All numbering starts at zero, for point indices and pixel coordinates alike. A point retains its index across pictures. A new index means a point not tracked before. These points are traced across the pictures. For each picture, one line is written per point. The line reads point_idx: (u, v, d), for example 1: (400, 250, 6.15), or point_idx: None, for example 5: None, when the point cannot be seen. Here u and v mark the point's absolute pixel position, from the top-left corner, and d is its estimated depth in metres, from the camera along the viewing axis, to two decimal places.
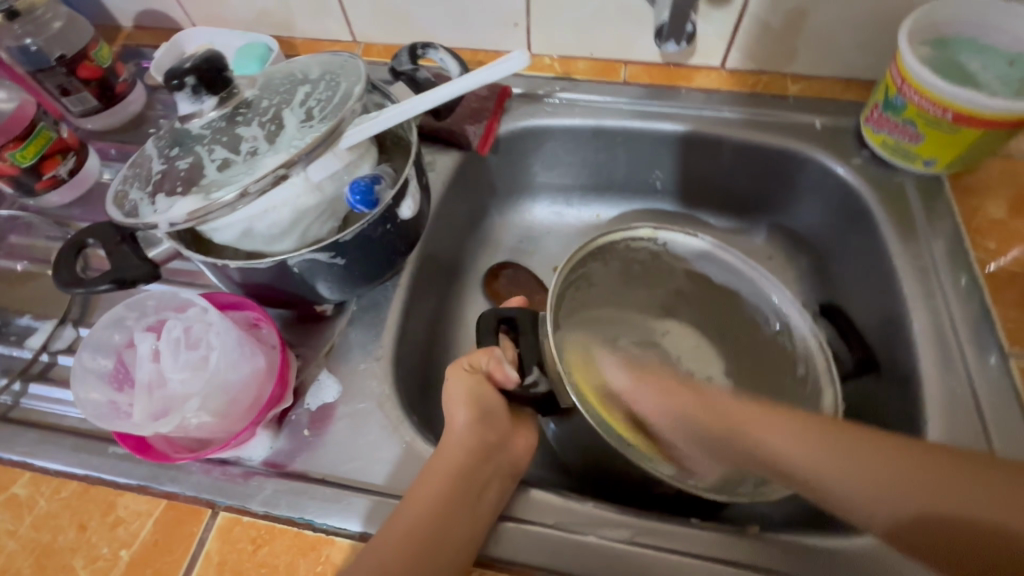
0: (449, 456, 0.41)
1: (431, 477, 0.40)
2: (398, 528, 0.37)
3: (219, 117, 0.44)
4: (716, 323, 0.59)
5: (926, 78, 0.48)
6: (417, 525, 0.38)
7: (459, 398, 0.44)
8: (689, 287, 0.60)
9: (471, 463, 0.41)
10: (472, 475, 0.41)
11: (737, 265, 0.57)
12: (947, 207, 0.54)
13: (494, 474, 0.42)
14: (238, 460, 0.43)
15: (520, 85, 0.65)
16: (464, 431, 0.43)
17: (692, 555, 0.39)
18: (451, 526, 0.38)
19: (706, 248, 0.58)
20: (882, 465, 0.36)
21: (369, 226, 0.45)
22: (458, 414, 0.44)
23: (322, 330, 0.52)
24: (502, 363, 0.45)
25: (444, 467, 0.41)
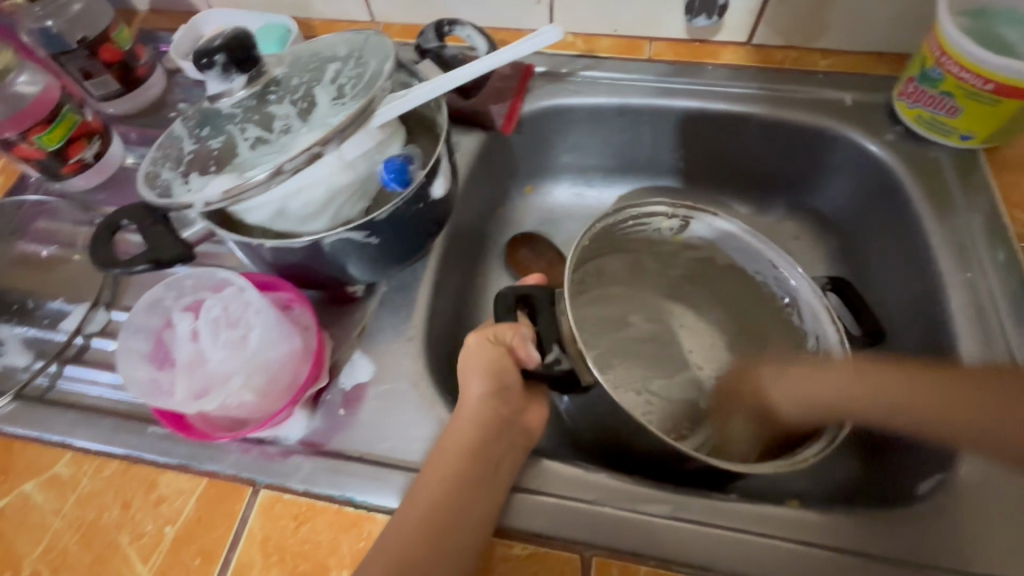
0: (462, 429, 0.41)
1: (448, 452, 0.40)
2: (422, 505, 0.38)
3: (249, 96, 0.44)
4: (732, 300, 0.60)
5: (969, 49, 0.47)
6: (440, 501, 0.38)
7: (477, 365, 0.44)
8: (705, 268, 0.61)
9: (486, 436, 0.41)
10: (486, 449, 0.40)
11: (750, 241, 0.56)
12: (983, 181, 0.53)
13: (509, 447, 0.42)
14: (275, 439, 0.44)
15: (543, 64, 0.65)
16: (478, 403, 0.42)
17: (733, 530, 0.39)
18: (469, 500, 0.38)
19: (727, 229, 0.56)
20: (936, 399, 0.38)
21: (402, 206, 0.45)
22: (473, 385, 0.43)
23: (351, 311, 0.51)
24: (526, 341, 0.45)
25: (464, 443, 0.41)
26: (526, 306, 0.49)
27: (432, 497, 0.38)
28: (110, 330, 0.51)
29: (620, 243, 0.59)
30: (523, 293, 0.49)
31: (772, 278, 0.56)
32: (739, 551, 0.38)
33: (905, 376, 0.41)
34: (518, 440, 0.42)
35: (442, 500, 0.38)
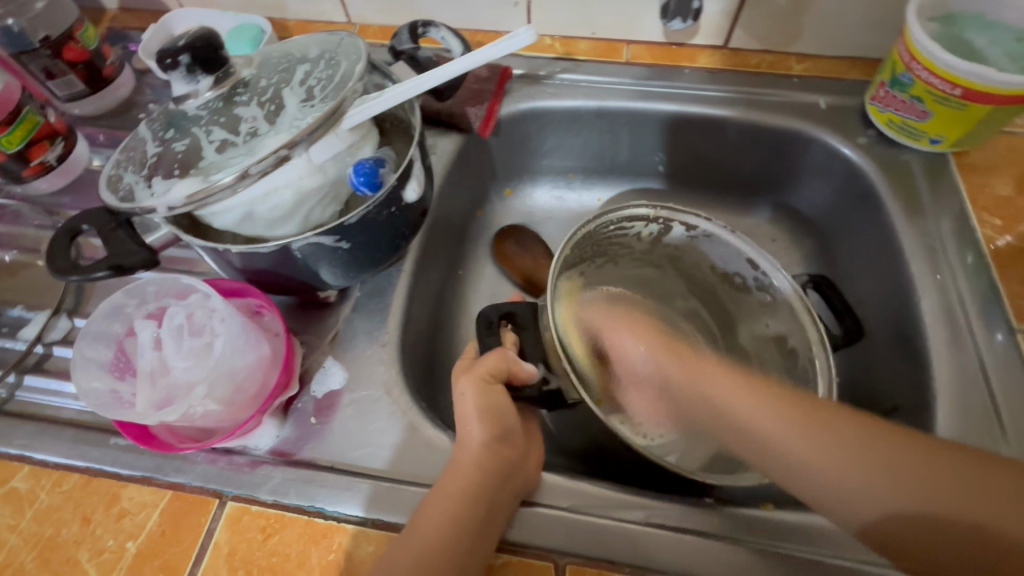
0: (467, 464, 0.39)
1: (447, 489, 0.38)
2: (409, 551, 0.35)
3: (216, 97, 0.42)
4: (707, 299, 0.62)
5: (938, 54, 0.48)
6: (426, 551, 0.35)
7: (477, 409, 0.41)
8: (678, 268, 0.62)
9: (494, 471, 0.39)
10: (490, 482, 0.38)
11: (736, 243, 0.55)
12: (953, 184, 0.54)
13: (510, 483, 0.40)
14: (243, 449, 0.43)
15: (521, 66, 0.64)
16: (482, 445, 0.40)
17: (706, 536, 0.39)
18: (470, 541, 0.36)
19: (713, 230, 0.56)
20: (868, 455, 0.35)
21: (373, 210, 0.44)
22: (475, 428, 0.41)
23: (325, 317, 0.51)
24: (520, 363, 0.43)
25: (459, 483, 0.38)
26: (509, 323, 0.48)
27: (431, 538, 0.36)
28: (74, 338, 0.50)
29: (601, 247, 0.58)
30: (505, 310, 0.48)
31: (749, 275, 0.56)
32: (715, 557, 0.38)
33: (834, 431, 0.36)
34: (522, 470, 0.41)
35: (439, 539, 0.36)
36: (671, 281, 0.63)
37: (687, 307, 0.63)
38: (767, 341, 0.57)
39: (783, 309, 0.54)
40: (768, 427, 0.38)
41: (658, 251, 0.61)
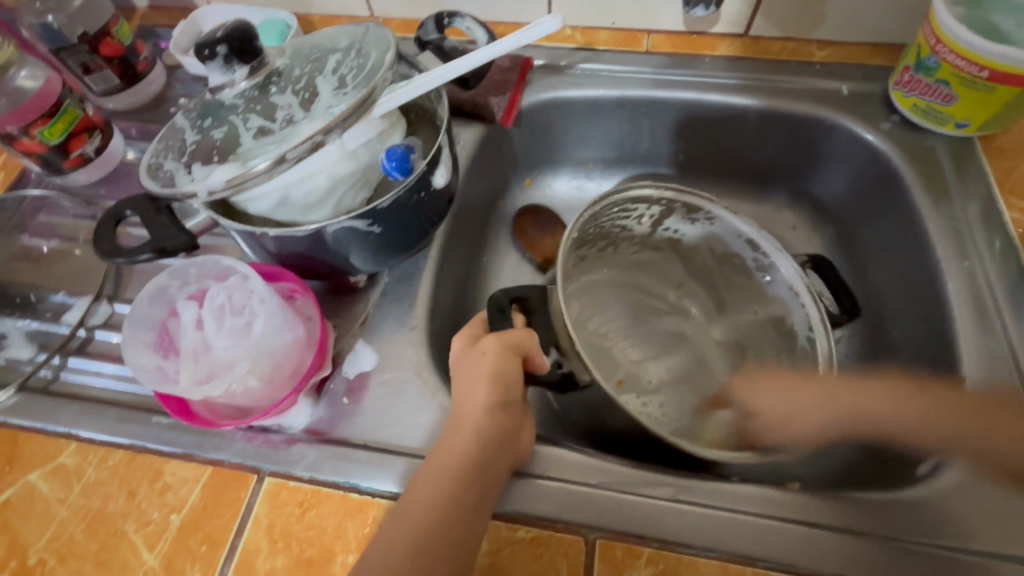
0: (464, 437, 0.39)
1: (444, 460, 0.38)
2: (416, 511, 0.36)
3: (252, 87, 0.44)
4: (716, 281, 0.62)
5: (965, 36, 0.47)
6: (427, 510, 0.35)
7: (485, 372, 0.41)
8: (679, 251, 0.62)
9: (489, 443, 0.39)
10: (487, 455, 0.38)
11: (741, 226, 0.56)
12: (979, 168, 0.54)
13: (507, 458, 0.40)
14: (279, 428, 0.44)
15: (542, 57, 0.65)
16: (483, 409, 0.40)
17: (732, 512, 0.39)
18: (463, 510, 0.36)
19: (723, 216, 0.56)
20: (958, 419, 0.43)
21: (403, 195, 0.45)
22: (481, 391, 0.41)
23: (354, 302, 0.52)
24: (539, 351, 0.43)
25: (458, 445, 0.38)
26: (520, 307, 0.47)
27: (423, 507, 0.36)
28: (113, 323, 0.51)
29: (603, 229, 0.58)
30: (518, 293, 0.47)
31: (754, 259, 0.57)
32: (742, 532, 0.39)
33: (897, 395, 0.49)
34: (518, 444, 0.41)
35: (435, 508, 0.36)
36: (670, 264, 0.64)
37: (684, 289, 0.64)
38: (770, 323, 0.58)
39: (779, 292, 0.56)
40: (878, 403, 0.49)
41: (660, 233, 0.61)
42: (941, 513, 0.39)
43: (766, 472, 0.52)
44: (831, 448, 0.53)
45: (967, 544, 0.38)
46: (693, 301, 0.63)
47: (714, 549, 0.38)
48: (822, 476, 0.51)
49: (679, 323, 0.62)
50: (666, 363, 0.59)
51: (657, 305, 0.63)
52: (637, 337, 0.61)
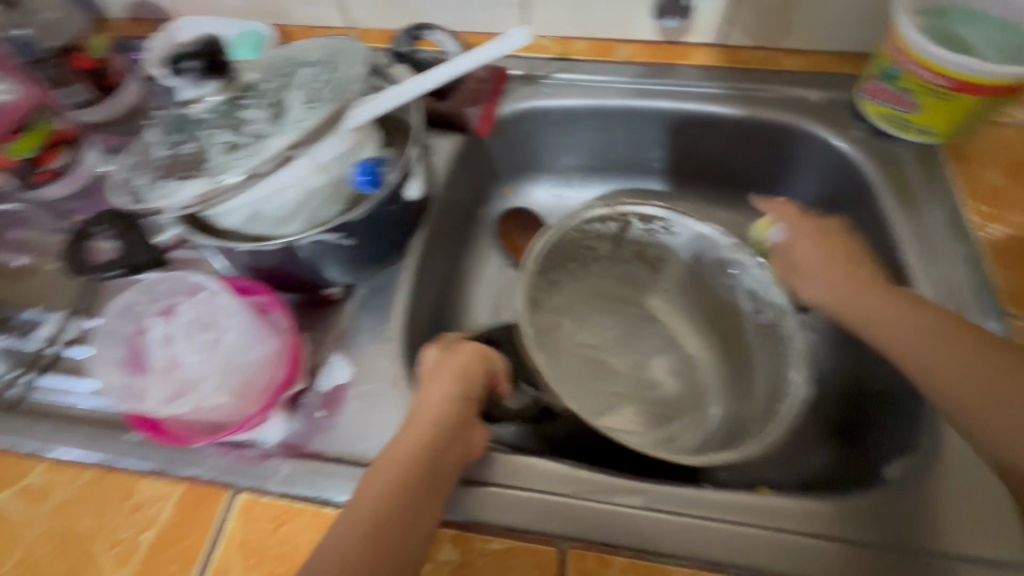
0: (417, 435, 0.39)
1: (394, 460, 0.38)
2: (366, 507, 0.35)
3: (222, 101, 0.44)
4: (688, 288, 0.63)
5: (926, 47, 0.48)
6: (376, 508, 0.35)
7: (449, 368, 0.43)
8: (651, 258, 0.63)
9: (444, 439, 0.39)
10: (439, 453, 0.39)
11: (707, 233, 0.57)
12: (944, 174, 0.55)
13: (462, 453, 0.40)
14: (252, 442, 0.44)
15: (518, 67, 0.65)
16: (444, 403, 0.41)
17: (703, 519, 0.40)
18: (412, 514, 0.36)
19: (691, 224, 0.57)
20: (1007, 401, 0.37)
21: (376, 208, 0.45)
22: (441, 386, 0.42)
23: (330, 314, 0.52)
24: (502, 373, 0.47)
25: (414, 441, 0.38)
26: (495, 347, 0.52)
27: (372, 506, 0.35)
28: (86, 338, 0.51)
29: (568, 251, 0.59)
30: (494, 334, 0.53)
31: (723, 264, 0.58)
32: (713, 537, 0.39)
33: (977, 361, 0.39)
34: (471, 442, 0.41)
35: (385, 504, 0.35)
36: (648, 275, 0.64)
37: (670, 297, 0.64)
38: (745, 326, 0.59)
39: (744, 293, 0.57)
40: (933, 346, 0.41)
41: (629, 246, 0.62)
42: (911, 514, 0.39)
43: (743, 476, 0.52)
44: (808, 452, 0.53)
45: (934, 544, 0.39)
46: (678, 308, 0.63)
47: (685, 556, 0.39)
48: (798, 477, 0.51)
49: (660, 330, 0.63)
50: (657, 372, 0.60)
51: (642, 314, 0.64)
52: (621, 350, 0.61)
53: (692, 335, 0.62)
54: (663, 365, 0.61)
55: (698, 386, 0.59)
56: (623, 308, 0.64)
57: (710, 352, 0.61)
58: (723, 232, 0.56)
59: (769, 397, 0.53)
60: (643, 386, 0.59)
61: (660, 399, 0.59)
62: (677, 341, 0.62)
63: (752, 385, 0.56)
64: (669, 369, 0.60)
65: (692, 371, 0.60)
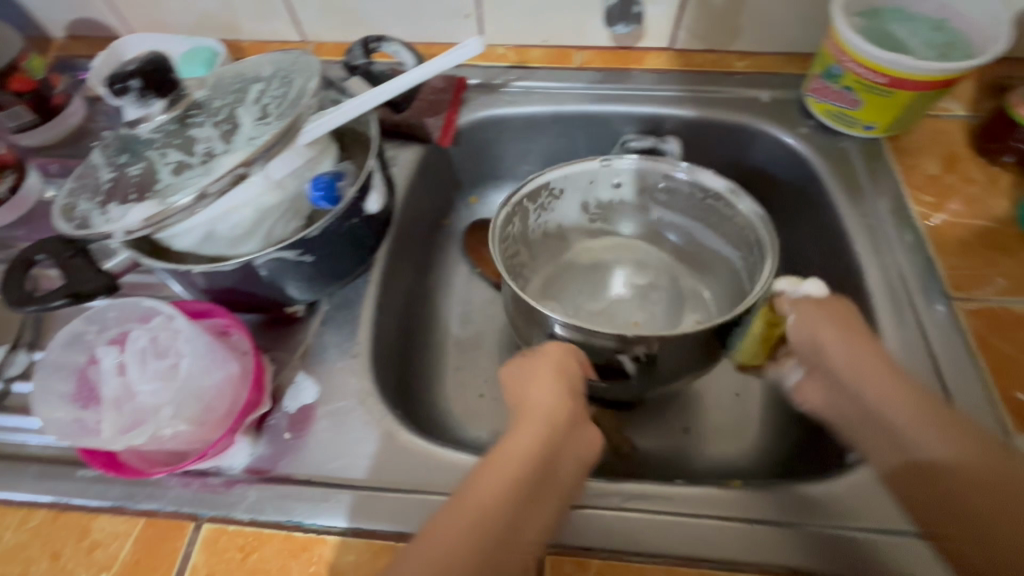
0: (530, 433, 0.37)
1: (509, 456, 0.36)
2: (469, 513, 0.33)
3: (170, 120, 0.42)
4: (597, 224, 0.65)
5: (861, 47, 0.51)
6: (490, 514, 0.33)
7: (549, 368, 0.42)
8: (564, 221, 0.64)
9: (553, 443, 0.37)
10: (551, 457, 0.37)
11: (582, 167, 0.58)
12: (887, 167, 0.57)
13: (572, 453, 0.39)
14: (217, 470, 0.42)
15: (476, 76, 0.66)
16: (552, 405, 0.39)
17: (677, 516, 0.40)
18: (525, 523, 0.34)
19: (562, 170, 0.58)
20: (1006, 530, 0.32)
21: (333, 222, 0.44)
22: (549, 386, 0.41)
23: (294, 332, 0.50)
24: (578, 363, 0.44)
25: (522, 446, 0.36)
26: None
27: (476, 509, 0.33)
28: (32, 372, 0.48)
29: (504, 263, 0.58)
30: None
31: (606, 181, 0.60)
32: (688, 534, 0.39)
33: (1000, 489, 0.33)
34: (579, 445, 0.39)
35: (490, 511, 0.33)
36: (569, 236, 0.66)
37: (585, 242, 0.66)
38: (681, 220, 0.62)
39: (645, 189, 0.61)
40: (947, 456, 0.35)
41: (545, 224, 0.63)
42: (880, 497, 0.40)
43: (711, 465, 0.54)
44: (770, 436, 0.55)
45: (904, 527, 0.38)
46: (596, 237, 0.66)
47: (660, 555, 0.39)
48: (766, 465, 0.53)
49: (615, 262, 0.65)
50: (647, 277, 0.64)
51: (591, 266, 0.65)
52: (611, 278, 0.64)
53: (641, 259, 0.65)
54: (644, 273, 0.64)
55: (682, 288, 0.63)
56: (588, 265, 0.65)
57: (669, 258, 0.65)
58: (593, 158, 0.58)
59: (747, 273, 0.57)
60: (649, 298, 0.62)
61: (669, 290, 0.63)
62: (629, 260, 0.65)
63: (711, 252, 0.62)
64: (645, 284, 0.63)
65: (671, 276, 0.64)
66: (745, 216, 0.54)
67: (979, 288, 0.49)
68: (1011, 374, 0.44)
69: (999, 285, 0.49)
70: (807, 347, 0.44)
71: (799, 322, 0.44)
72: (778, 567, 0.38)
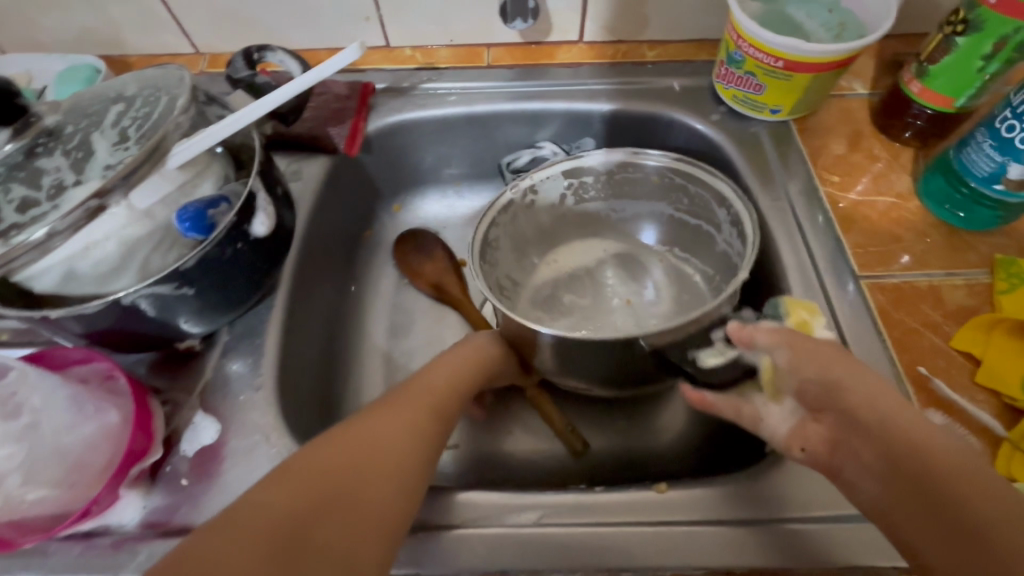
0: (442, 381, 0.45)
1: (420, 393, 0.42)
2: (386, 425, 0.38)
3: (16, 151, 0.38)
4: (548, 230, 0.64)
5: (756, 32, 0.51)
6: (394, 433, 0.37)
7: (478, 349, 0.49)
8: (512, 254, 0.62)
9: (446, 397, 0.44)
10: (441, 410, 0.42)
11: (502, 200, 0.57)
12: (797, 149, 0.58)
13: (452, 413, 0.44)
14: (105, 530, 0.39)
15: (384, 81, 0.63)
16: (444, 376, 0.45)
17: (597, 525, 0.39)
18: (408, 448, 0.37)
19: (491, 209, 0.56)
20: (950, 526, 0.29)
21: (214, 251, 0.41)
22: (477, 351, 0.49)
23: (192, 368, 0.47)
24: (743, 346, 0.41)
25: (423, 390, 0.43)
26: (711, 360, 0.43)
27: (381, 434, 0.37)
28: None
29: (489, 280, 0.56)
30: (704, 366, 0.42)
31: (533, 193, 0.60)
32: (605, 542, 0.38)
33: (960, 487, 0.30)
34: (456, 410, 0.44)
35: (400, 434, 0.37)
36: (523, 261, 0.63)
37: (560, 249, 0.65)
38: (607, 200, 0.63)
39: (582, 183, 0.61)
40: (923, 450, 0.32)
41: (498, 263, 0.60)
42: (787, 483, 0.39)
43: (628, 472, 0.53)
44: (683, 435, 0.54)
45: (806, 510, 0.38)
46: (570, 243, 0.65)
47: (576, 569, 0.37)
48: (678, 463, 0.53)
49: (585, 259, 0.65)
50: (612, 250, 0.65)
51: (563, 271, 0.64)
52: (585, 274, 0.63)
53: (598, 240, 0.66)
54: (609, 249, 0.65)
55: (647, 262, 0.64)
56: (566, 269, 0.64)
57: (620, 240, 0.66)
58: (496, 198, 0.57)
59: (703, 216, 0.59)
60: (629, 276, 0.63)
61: (641, 262, 0.64)
62: (597, 244, 0.66)
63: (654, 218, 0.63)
64: (616, 266, 0.64)
65: (638, 258, 0.64)
66: (660, 161, 0.58)
67: (883, 266, 0.49)
68: (915, 349, 0.45)
69: (902, 261, 0.50)
70: (823, 390, 0.37)
71: (796, 365, 0.38)
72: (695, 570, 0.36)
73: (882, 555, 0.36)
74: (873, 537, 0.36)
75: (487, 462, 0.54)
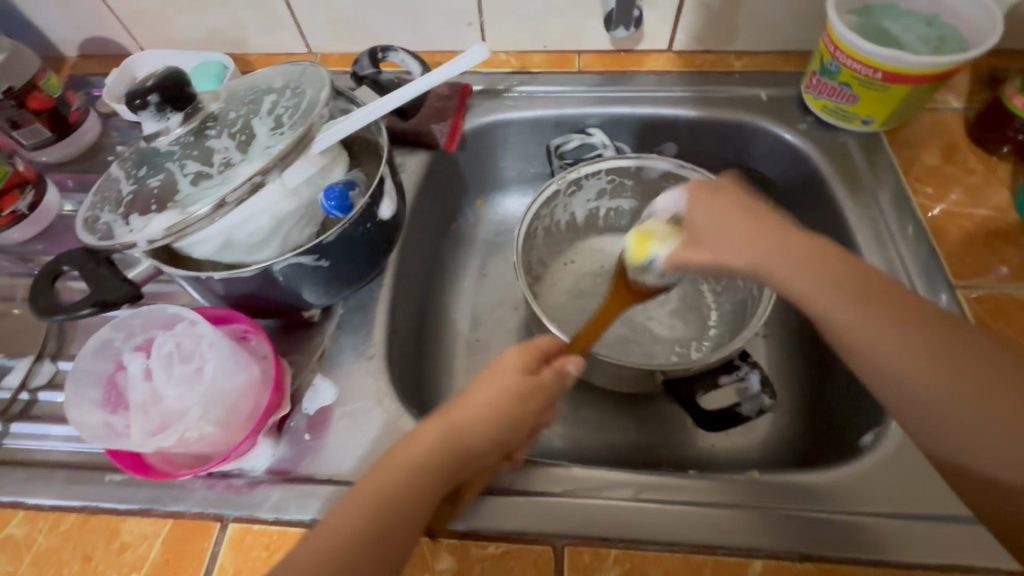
0: (476, 405, 0.38)
1: (450, 416, 0.38)
2: (409, 456, 0.36)
3: (187, 133, 0.44)
4: (576, 225, 0.69)
5: (856, 43, 0.52)
6: (408, 465, 0.35)
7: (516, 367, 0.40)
8: (542, 242, 0.66)
9: (477, 420, 0.38)
10: (458, 437, 0.37)
11: (542, 195, 0.62)
12: (888, 159, 0.58)
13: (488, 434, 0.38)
14: (239, 472, 0.43)
15: (480, 83, 0.68)
16: (482, 395, 0.39)
17: (693, 504, 0.40)
18: (420, 480, 0.35)
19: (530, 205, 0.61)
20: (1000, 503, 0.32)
21: (349, 228, 0.46)
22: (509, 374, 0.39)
23: (310, 337, 0.52)
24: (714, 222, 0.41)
25: (464, 414, 0.38)
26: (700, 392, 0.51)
27: (398, 470, 0.35)
28: (57, 382, 0.50)
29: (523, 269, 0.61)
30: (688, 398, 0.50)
31: (568, 190, 0.64)
32: (703, 521, 0.39)
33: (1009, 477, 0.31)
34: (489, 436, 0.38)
35: (418, 468, 0.35)
36: (553, 253, 0.68)
37: (578, 247, 0.69)
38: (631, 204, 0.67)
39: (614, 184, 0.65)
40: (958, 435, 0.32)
41: (530, 250, 0.64)
42: (861, 481, 0.41)
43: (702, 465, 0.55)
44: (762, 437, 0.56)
45: (878, 504, 0.40)
46: (590, 240, 0.69)
47: (675, 543, 0.39)
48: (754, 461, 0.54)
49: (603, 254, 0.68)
50: None
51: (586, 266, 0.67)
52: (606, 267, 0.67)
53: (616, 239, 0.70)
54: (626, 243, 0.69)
55: None
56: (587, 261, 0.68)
57: None
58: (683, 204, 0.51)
59: None
60: None
61: None
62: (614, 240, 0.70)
63: None
64: None
65: None
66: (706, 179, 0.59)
67: (979, 275, 0.50)
68: None
69: (1000, 272, 0.50)
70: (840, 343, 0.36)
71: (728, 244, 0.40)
72: (789, 554, 0.38)
73: (970, 551, 0.37)
74: (950, 536, 0.38)
75: (564, 446, 0.57)
